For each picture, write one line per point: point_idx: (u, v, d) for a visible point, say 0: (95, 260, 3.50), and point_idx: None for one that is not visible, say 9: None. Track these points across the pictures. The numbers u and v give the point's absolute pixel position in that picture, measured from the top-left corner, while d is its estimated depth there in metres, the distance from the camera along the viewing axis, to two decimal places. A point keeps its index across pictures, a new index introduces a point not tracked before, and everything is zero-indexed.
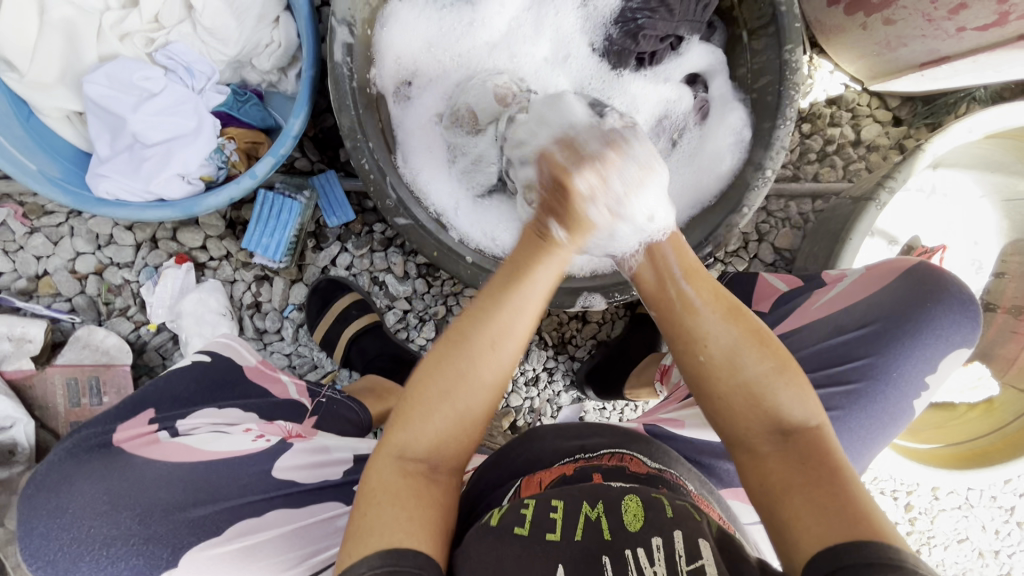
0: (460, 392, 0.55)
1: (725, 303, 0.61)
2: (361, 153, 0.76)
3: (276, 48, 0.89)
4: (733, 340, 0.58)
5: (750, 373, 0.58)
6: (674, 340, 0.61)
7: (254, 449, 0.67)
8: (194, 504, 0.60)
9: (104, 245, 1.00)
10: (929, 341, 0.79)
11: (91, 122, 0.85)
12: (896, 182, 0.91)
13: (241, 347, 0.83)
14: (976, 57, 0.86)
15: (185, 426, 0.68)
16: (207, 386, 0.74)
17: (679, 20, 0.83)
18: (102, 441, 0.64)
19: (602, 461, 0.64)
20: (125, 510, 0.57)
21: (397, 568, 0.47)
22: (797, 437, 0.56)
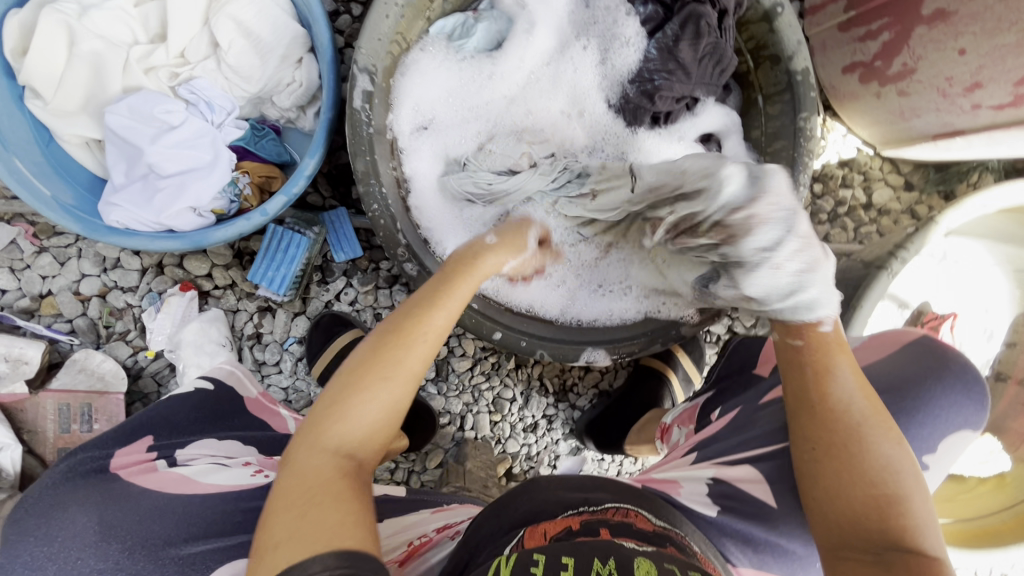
0: (395, 377, 0.54)
1: (877, 401, 0.59)
2: (373, 198, 0.77)
3: (297, 88, 0.90)
4: (862, 412, 0.58)
5: (870, 479, 0.56)
6: (807, 431, 0.59)
7: (252, 484, 0.60)
8: (188, 540, 0.53)
9: (110, 268, 1.00)
10: (927, 422, 0.67)
11: (109, 152, 0.86)
12: (908, 252, 0.90)
13: (244, 378, 0.79)
14: (992, 133, 0.86)
15: (184, 455, 0.62)
16: (205, 416, 0.70)
17: (697, 82, 0.83)
18: (98, 466, 0.59)
19: (606, 516, 0.62)
20: (115, 541, 0.51)
21: (353, 570, 0.43)
22: (909, 562, 0.52)
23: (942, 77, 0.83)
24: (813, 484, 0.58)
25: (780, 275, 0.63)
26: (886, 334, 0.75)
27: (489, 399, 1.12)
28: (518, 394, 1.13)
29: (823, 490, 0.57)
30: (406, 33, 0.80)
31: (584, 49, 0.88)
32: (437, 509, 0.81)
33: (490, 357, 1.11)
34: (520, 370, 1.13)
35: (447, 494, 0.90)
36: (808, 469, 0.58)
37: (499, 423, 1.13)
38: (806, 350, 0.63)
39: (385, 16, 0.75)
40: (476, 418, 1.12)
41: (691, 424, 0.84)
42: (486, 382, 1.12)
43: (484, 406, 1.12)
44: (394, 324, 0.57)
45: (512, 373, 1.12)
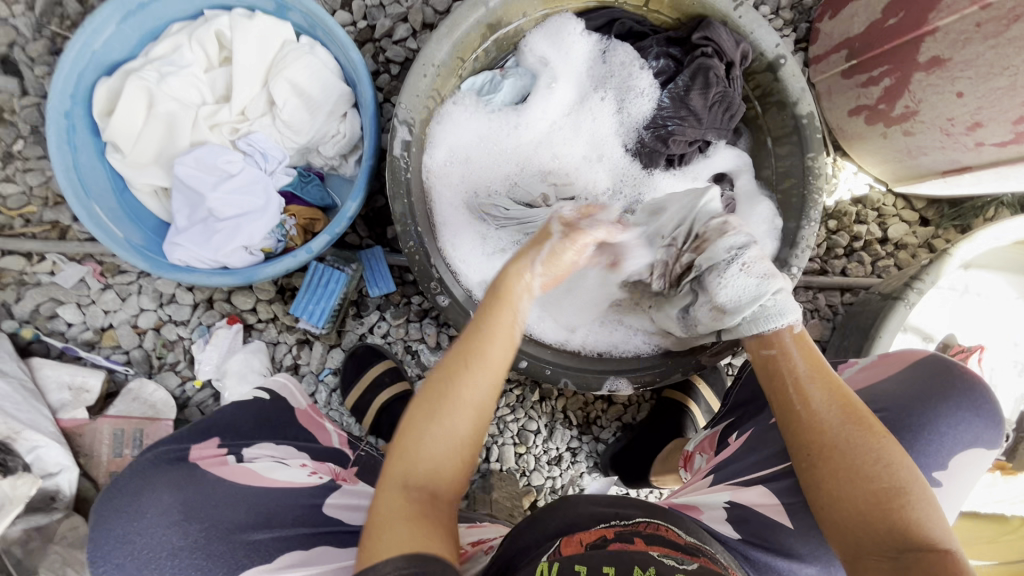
0: (450, 407, 0.57)
1: (857, 410, 0.60)
2: (409, 237, 0.84)
3: (341, 139, 1.00)
4: (840, 429, 0.59)
5: (870, 483, 0.56)
6: (806, 447, 0.60)
7: (308, 483, 0.63)
8: (255, 528, 0.56)
9: (165, 303, 1.09)
10: (944, 442, 0.63)
11: (174, 198, 0.95)
12: (924, 284, 0.91)
13: (296, 390, 0.83)
14: (999, 169, 0.89)
15: (250, 452, 0.64)
16: (264, 422, 0.72)
17: (707, 127, 0.90)
18: (179, 455, 0.61)
19: (638, 528, 0.64)
20: (195, 521, 0.54)
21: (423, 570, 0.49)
22: (919, 557, 0.52)
23: (944, 118, 0.88)
24: (818, 494, 0.58)
25: (749, 277, 0.69)
26: (883, 359, 0.71)
27: (514, 430, 1.15)
28: (542, 426, 1.16)
29: (826, 501, 0.58)
30: (440, 88, 0.89)
31: (603, 100, 0.95)
32: (469, 525, 0.82)
33: (516, 389, 1.15)
34: (544, 403, 1.16)
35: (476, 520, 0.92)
36: (807, 482, 0.59)
37: (524, 455, 1.15)
38: (779, 360, 0.66)
39: (423, 75, 0.84)
40: (502, 450, 1.15)
41: (712, 449, 0.86)
42: (511, 414, 1.15)
43: (510, 438, 1.15)
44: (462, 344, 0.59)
45: (537, 406, 1.16)
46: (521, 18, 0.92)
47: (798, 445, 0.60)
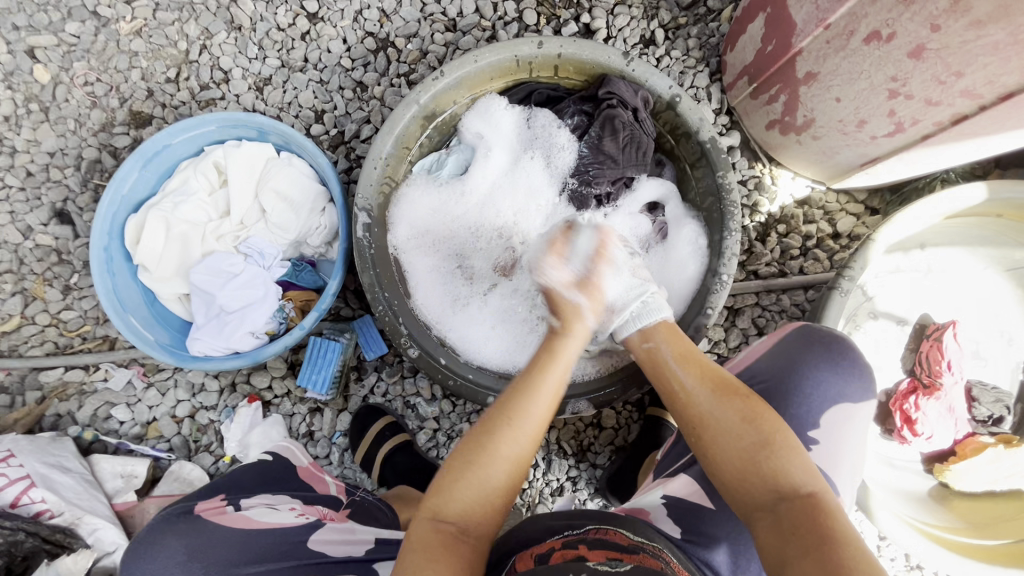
0: (501, 451, 0.67)
1: (722, 381, 0.76)
2: (379, 302, 0.98)
3: (322, 229, 1.18)
4: (709, 402, 0.74)
5: (735, 442, 0.70)
6: (687, 425, 0.75)
7: (296, 523, 0.74)
8: (247, 564, 0.66)
9: (197, 392, 1.26)
10: (816, 392, 0.80)
11: (193, 301, 1.14)
12: (854, 271, 0.98)
13: (297, 451, 0.96)
14: (902, 154, 0.96)
15: (245, 501, 0.75)
16: (267, 479, 0.85)
17: (625, 165, 1.04)
18: (185, 507, 0.70)
19: (588, 535, 0.70)
20: (195, 562, 0.64)
21: None
22: (793, 502, 0.64)
23: (836, 120, 0.97)
24: (708, 463, 0.72)
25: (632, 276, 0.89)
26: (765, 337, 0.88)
27: None
28: (541, 459, 1.22)
29: (712, 468, 0.71)
30: (393, 175, 1.05)
31: (532, 158, 1.10)
32: None
33: None
34: None
35: None
36: (701, 457, 0.73)
37: (527, 490, 1.21)
38: (652, 351, 0.83)
39: (373, 168, 1.01)
40: None
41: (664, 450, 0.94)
42: None
43: None
44: (507, 396, 0.72)
45: None
46: (453, 106, 1.07)
47: (684, 424, 0.76)
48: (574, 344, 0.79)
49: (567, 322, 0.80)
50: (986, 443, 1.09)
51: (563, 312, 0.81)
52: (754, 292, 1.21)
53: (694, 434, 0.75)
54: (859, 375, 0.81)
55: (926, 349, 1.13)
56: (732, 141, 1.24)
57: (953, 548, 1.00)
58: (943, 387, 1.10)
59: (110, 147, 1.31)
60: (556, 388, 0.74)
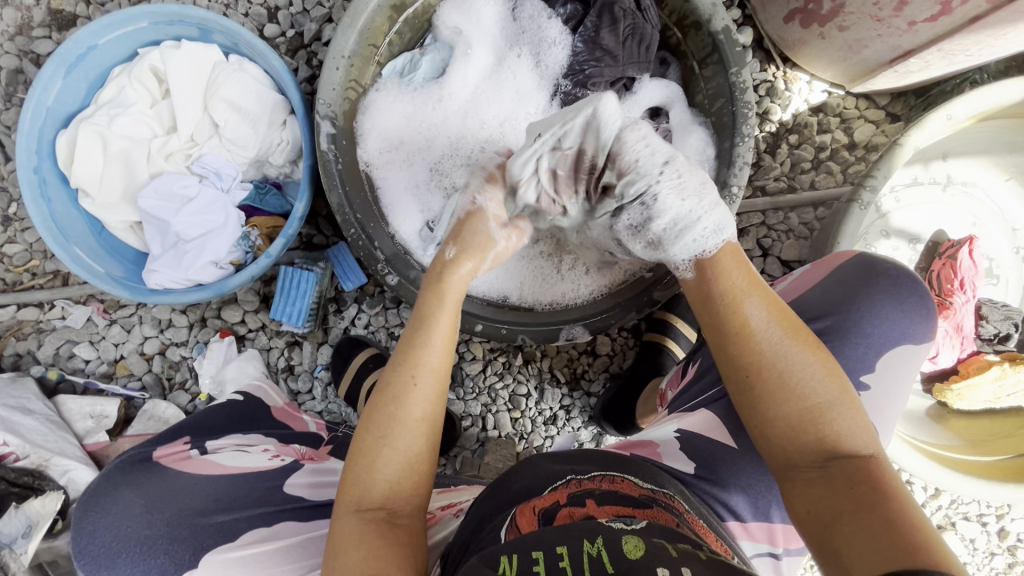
0: (393, 432, 0.59)
1: (792, 321, 0.63)
2: (350, 224, 0.87)
3: (286, 146, 1.04)
4: (774, 337, 0.62)
5: (804, 393, 0.60)
6: (742, 369, 0.63)
7: (268, 466, 0.72)
8: (217, 512, 0.63)
9: (165, 328, 1.17)
10: (879, 332, 0.71)
11: (146, 229, 1.03)
12: (876, 181, 0.88)
13: (270, 390, 0.91)
14: (940, 45, 0.84)
15: (213, 445, 0.73)
16: (237, 422, 0.82)
17: (625, 63, 0.90)
18: (144, 456, 0.69)
19: (593, 487, 0.66)
20: (157, 513, 0.61)
21: None
22: (848, 464, 0.57)
23: (870, 3, 0.85)
24: (754, 414, 0.62)
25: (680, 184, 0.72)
26: (816, 266, 0.80)
27: (506, 396, 1.17)
28: (533, 388, 1.18)
29: (773, 417, 0.61)
30: (358, 78, 0.91)
31: (519, 57, 0.97)
32: (443, 491, 0.87)
33: (500, 356, 1.17)
34: (530, 365, 1.18)
35: (465, 480, 0.96)
36: (745, 408, 0.63)
37: (520, 419, 1.17)
38: (710, 281, 0.68)
39: (336, 68, 0.86)
40: (497, 417, 1.17)
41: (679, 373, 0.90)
42: (500, 381, 1.17)
43: (503, 404, 1.17)
44: (400, 350, 0.63)
45: (523, 369, 1.18)
46: None
47: (734, 364, 0.63)
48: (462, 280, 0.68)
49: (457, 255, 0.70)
50: (990, 362, 1.04)
51: (465, 247, 0.70)
52: (761, 210, 1.12)
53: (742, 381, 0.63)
54: (927, 311, 0.72)
55: (938, 268, 1.07)
56: (744, 38, 1.09)
57: (958, 468, 0.98)
58: (954, 305, 1.04)
59: (31, 54, 1.13)
60: (449, 329, 0.65)
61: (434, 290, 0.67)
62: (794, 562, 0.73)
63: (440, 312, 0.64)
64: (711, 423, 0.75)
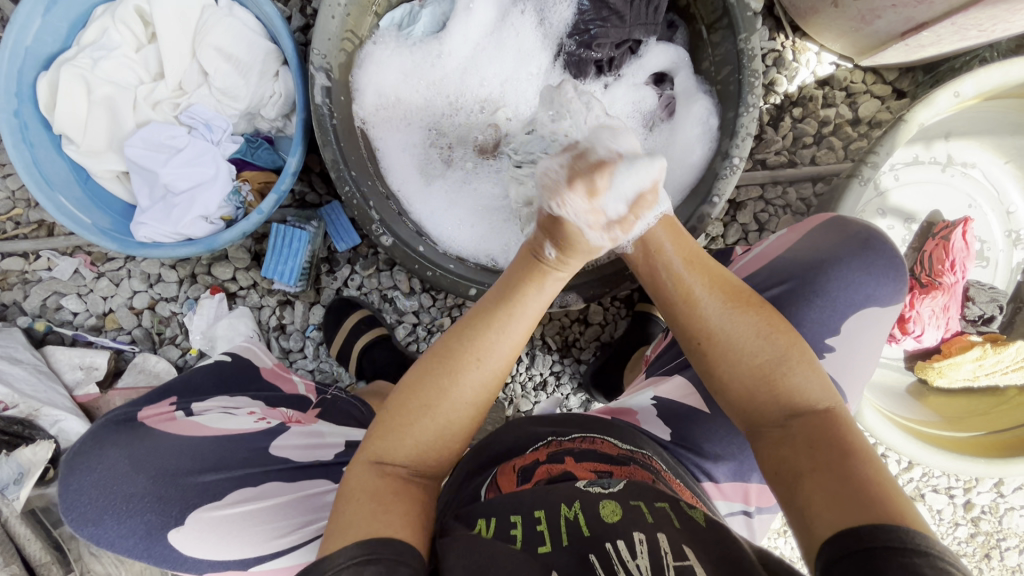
0: (441, 405, 0.59)
1: (733, 291, 0.65)
2: (344, 182, 0.85)
3: (278, 98, 1.01)
4: (718, 312, 0.64)
5: (747, 358, 0.61)
6: (693, 337, 0.65)
7: (254, 428, 0.70)
8: (203, 471, 0.64)
9: (154, 282, 1.16)
10: (847, 297, 0.71)
11: (134, 179, 1.00)
12: (878, 158, 0.87)
13: (260, 352, 0.90)
14: (953, 20, 0.83)
15: (199, 406, 0.72)
16: (224, 381, 0.80)
17: (633, 24, 0.87)
18: (128, 415, 0.67)
19: (573, 445, 0.67)
20: (142, 472, 0.61)
21: (377, 555, 0.49)
22: (808, 420, 0.57)
23: None
24: (712, 380, 0.64)
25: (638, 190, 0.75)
26: (790, 231, 0.80)
27: None
28: (524, 354, 1.19)
29: (736, 387, 0.61)
30: (355, 29, 0.88)
31: (522, 14, 0.94)
32: None
33: None
34: None
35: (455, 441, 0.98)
36: (706, 376, 0.65)
37: (510, 384, 1.19)
38: (648, 258, 0.70)
39: (332, 17, 0.82)
40: None
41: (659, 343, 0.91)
42: None
43: None
44: (466, 325, 0.63)
45: None
46: None
47: (693, 337, 0.65)
48: (538, 296, 0.65)
49: (559, 260, 0.65)
50: (973, 342, 1.07)
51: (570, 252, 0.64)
52: (760, 183, 1.12)
53: (697, 350, 0.65)
54: (895, 276, 0.72)
55: (931, 248, 1.07)
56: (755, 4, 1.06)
57: (933, 443, 1.01)
58: (943, 287, 1.05)
59: None
60: (532, 320, 0.65)
61: (531, 281, 0.65)
62: (766, 524, 0.76)
63: (535, 291, 0.65)
64: (687, 390, 0.76)
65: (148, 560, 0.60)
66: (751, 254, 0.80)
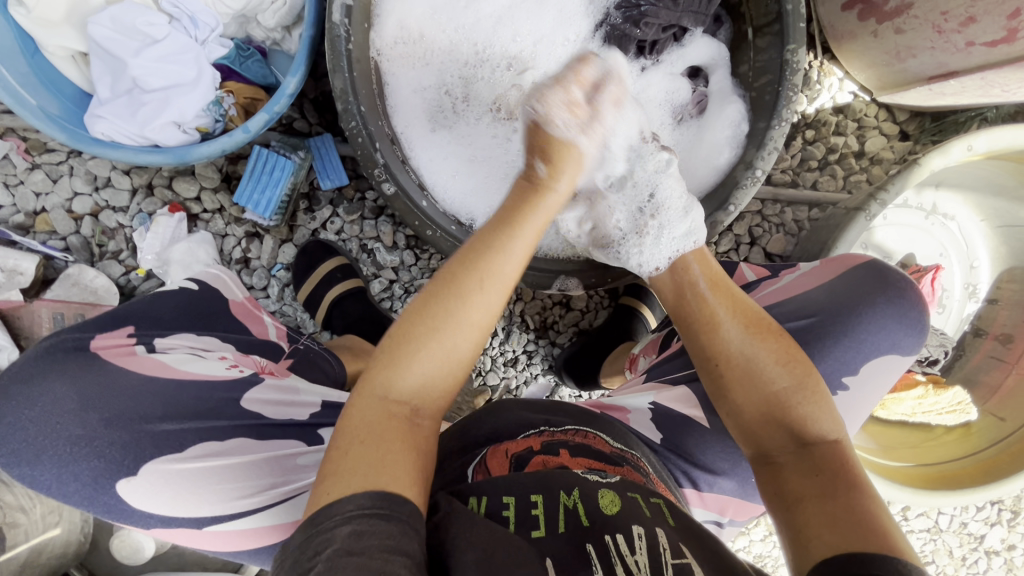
0: (441, 329, 0.55)
1: (755, 318, 0.65)
2: (351, 116, 0.77)
3: (281, 7, 0.88)
4: (741, 345, 0.64)
5: (765, 386, 0.62)
6: (709, 360, 0.65)
7: (225, 376, 0.64)
8: (163, 420, 0.58)
9: (101, 187, 1.02)
10: (870, 342, 0.74)
11: (94, 64, 0.86)
12: (888, 196, 0.89)
13: (230, 282, 0.78)
14: (984, 74, 0.84)
15: (163, 344, 0.64)
16: (189, 313, 0.70)
17: (684, 10, 0.83)
18: (79, 343, 0.60)
19: (566, 438, 0.66)
20: (94, 412, 0.56)
21: (388, 511, 0.47)
22: (814, 450, 0.58)
23: (938, 11, 0.82)
24: (724, 403, 0.64)
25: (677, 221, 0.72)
26: (827, 263, 0.80)
27: None
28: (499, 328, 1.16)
29: (757, 411, 0.61)
30: None
31: None
32: None
33: None
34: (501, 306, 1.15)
35: None
36: (717, 396, 0.65)
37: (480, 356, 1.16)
38: (679, 273, 0.71)
39: None
40: None
41: (654, 352, 0.90)
42: None
43: None
44: (472, 247, 0.58)
45: None
46: None
47: (709, 357, 0.65)
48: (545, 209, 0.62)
49: (552, 173, 0.62)
50: (918, 381, 1.15)
51: (559, 161, 0.63)
52: (760, 197, 1.13)
53: (710, 370, 0.65)
54: (919, 327, 0.74)
55: None
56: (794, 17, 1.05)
57: (868, 468, 1.08)
58: None
59: None
60: (529, 249, 0.60)
61: (530, 202, 0.61)
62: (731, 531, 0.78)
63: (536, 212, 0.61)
64: (688, 400, 0.76)
65: (89, 508, 0.56)
66: (779, 282, 0.80)
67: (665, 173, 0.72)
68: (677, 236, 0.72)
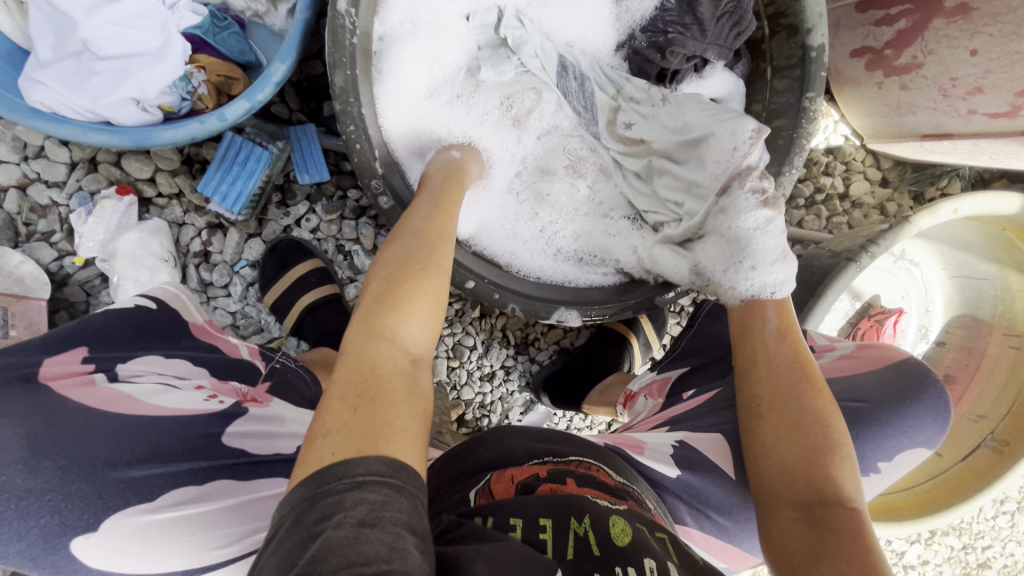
0: (427, 292, 0.54)
1: (811, 370, 0.62)
2: (350, 118, 0.69)
3: None
4: (790, 392, 0.61)
5: (799, 439, 0.59)
6: (755, 399, 0.62)
7: (203, 410, 0.58)
8: (131, 464, 0.52)
9: (32, 157, 0.88)
10: (899, 433, 0.73)
11: (34, 16, 0.73)
12: (879, 248, 0.91)
13: (190, 303, 0.71)
14: (978, 141, 0.87)
15: (126, 372, 0.59)
16: (147, 334, 0.63)
17: (711, 42, 0.81)
18: (23, 373, 0.54)
19: (572, 467, 0.62)
20: (45, 459, 0.49)
21: (401, 483, 0.41)
22: (835, 511, 0.56)
23: (949, 76, 0.84)
24: (752, 442, 0.62)
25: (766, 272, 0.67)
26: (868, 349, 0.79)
27: (450, 344, 1.09)
28: (479, 342, 1.11)
29: (783, 463, 0.59)
30: None
31: None
32: None
33: (456, 303, 1.08)
34: (483, 320, 1.11)
35: None
36: (747, 437, 0.62)
37: (457, 369, 1.10)
38: (750, 313, 0.67)
39: None
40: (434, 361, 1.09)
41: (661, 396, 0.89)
42: (448, 328, 1.09)
43: (444, 350, 1.10)
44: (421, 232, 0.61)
45: (476, 322, 1.10)
46: None
47: (759, 399, 0.62)
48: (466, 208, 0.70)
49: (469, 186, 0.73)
50: None
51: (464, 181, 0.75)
52: None
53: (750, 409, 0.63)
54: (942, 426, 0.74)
55: (865, 328, 1.20)
56: None
57: None
58: None
59: None
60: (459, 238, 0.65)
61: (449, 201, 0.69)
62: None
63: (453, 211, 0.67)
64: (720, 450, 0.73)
65: (32, 569, 0.48)
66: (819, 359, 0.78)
67: (764, 231, 0.67)
68: (753, 282, 0.67)
